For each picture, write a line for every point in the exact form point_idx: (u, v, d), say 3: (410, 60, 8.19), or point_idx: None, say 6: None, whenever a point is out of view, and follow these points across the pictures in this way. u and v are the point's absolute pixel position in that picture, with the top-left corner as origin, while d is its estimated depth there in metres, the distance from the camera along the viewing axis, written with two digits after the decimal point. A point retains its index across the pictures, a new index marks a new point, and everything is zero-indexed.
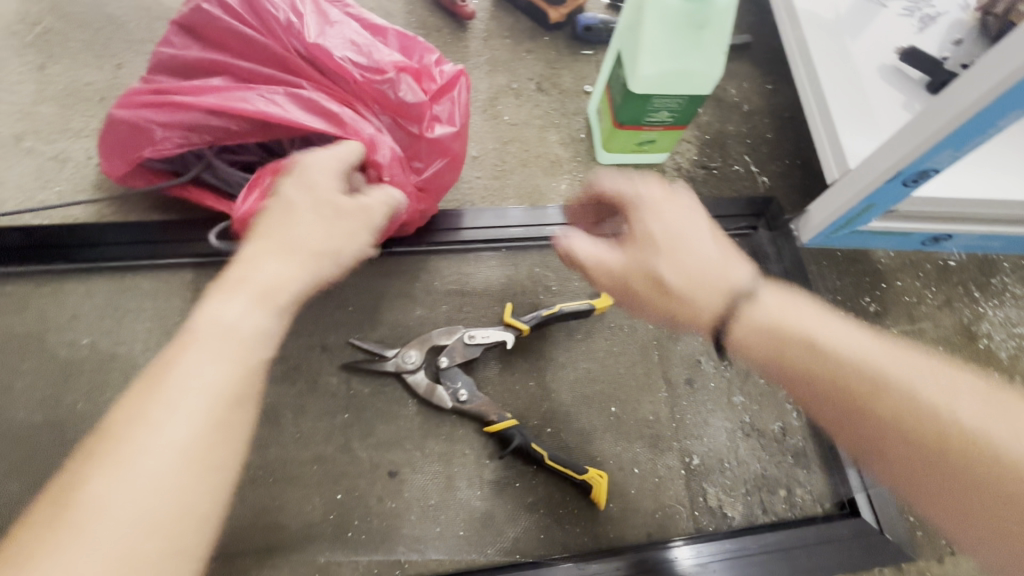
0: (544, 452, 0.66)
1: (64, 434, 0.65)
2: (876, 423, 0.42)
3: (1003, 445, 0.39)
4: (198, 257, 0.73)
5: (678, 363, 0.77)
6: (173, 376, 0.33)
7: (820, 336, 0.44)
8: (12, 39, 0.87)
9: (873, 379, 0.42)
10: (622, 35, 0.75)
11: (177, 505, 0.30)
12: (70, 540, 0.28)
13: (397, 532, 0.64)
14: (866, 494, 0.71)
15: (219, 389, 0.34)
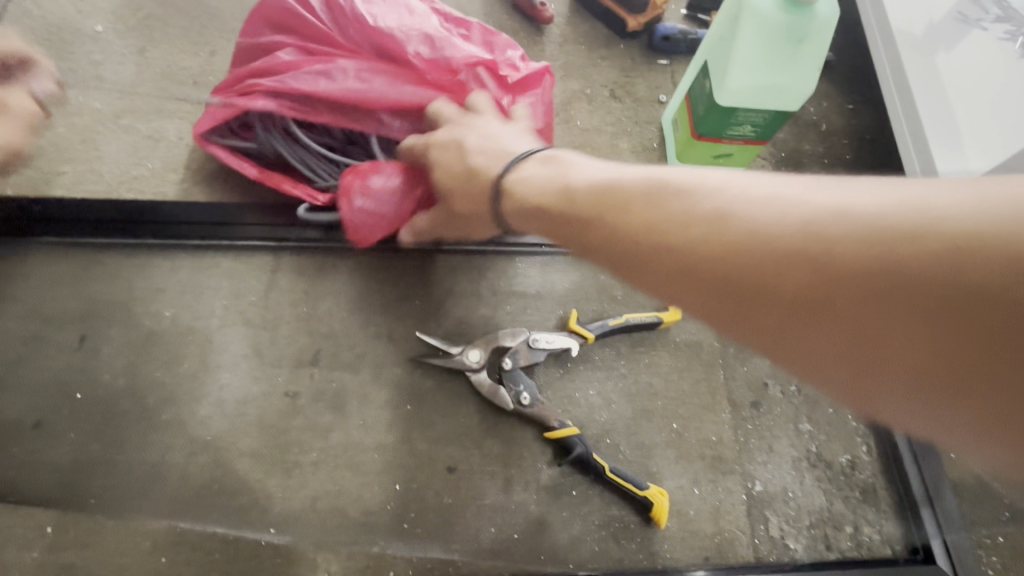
0: (612, 468, 0.65)
1: (142, 401, 0.66)
2: (742, 287, 0.33)
3: (850, 227, 0.30)
4: (272, 241, 0.75)
5: (743, 385, 0.75)
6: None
7: (635, 205, 0.39)
8: (117, 23, 0.91)
9: (697, 230, 0.35)
10: (710, 46, 0.74)
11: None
12: None
13: (452, 528, 0.64)
14: (941, 535, 0.67)
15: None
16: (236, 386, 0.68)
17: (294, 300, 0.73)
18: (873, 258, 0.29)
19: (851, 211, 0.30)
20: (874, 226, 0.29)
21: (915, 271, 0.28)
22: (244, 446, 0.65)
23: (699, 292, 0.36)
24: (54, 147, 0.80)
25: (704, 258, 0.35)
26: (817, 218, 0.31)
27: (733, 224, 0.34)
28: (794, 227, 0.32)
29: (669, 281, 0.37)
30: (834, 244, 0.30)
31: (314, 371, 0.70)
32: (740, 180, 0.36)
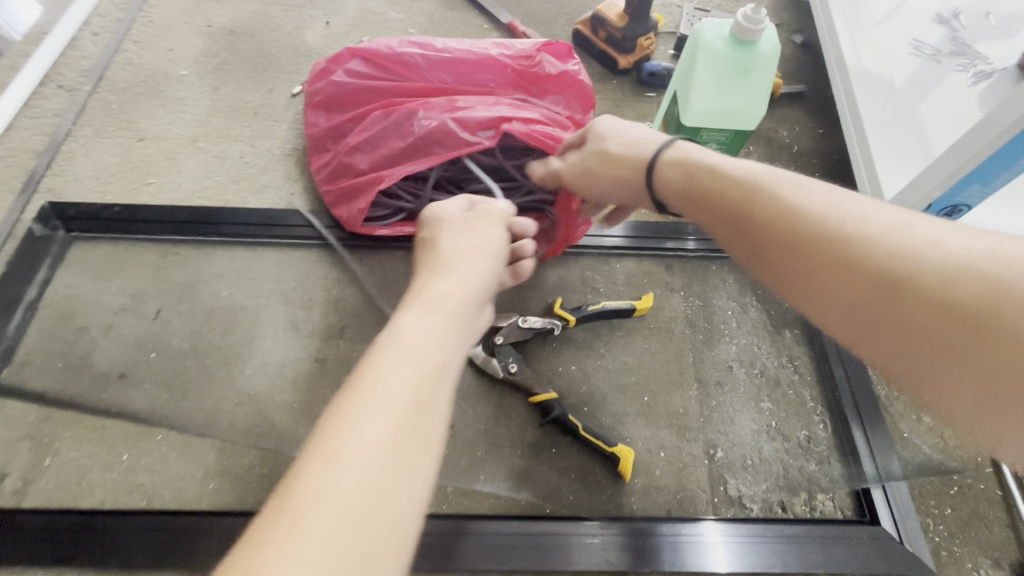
0: (569, 420, 0.76)
1: (202, 361, 0.81)
2: (863, 291, 0.39)
3: (970, 284, 0.35)
4: (328, 241, 0.91)
5: (710, 367, 0.85)
6: (332, 443, 0.33)
7: (791, 209, 0.43)
8: (198, 68, 1.13)
9: (839, 243, 0.40)
10: (677, 78, 0.87)
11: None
12: (323, 478, 0.32)
13: (447, 473, 0.75)
14: (888, 506, 0.74)
15: (346, 515, 0.31)
16: (277, 352, 0.83)
17: (328, 285, 0.88)
18: (968, 311, 0.35)
19: (980, 265, 0.35)
20: (993, 287, 0.34)
21: (985, 329, 0.34)
22: (280, 399, 0.79)
23: (826, 290, 0.41)
24: (145, 163, 1.00)
25: (846, 269, 0.40)
26: (949, 266, 0.36)
27: (877, 247, 0.39)
28: (932, 268, 0.36)
29: (797, 276, 0.43)
30: (954, 291, 0.35)
31: (340, 342, 0.84)
32: (890, 220, 0.40)
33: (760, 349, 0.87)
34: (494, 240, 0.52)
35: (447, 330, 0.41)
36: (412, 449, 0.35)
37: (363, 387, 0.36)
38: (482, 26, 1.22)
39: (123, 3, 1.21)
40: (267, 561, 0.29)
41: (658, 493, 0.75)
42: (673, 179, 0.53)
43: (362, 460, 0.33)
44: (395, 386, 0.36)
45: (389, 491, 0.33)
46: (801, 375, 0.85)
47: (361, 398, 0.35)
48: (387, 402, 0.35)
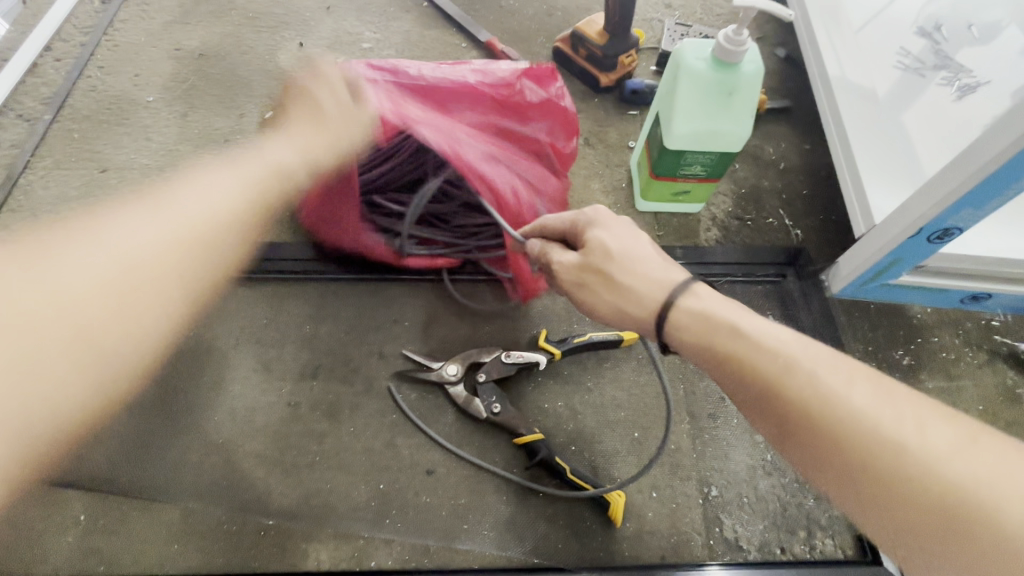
0: (530, 484, 0.72)
1: (165, 409, 0.76)
2: (893, 502, 0.35)
3: (1015, 530, 0.31)
4: (302, 275, 0.87)
5: (703, 399, 0.81)
6: (122, 230, 0.64)
7: (827, 400, 0.38)
8: (166, 93, 1.09)
9: (877, 450, 0.36)
10: (660, 99, 0.85)
11: (81, 393, 0.60)
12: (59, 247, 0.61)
13: (429, 524, 0.71)
14: None
15: (104, 276, 0.60)
16: (245, 396, 0.78)
17: (300, 322, 0.84)
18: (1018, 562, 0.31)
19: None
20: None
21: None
22: (249, 448, 0.74)
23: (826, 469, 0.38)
24: (108, 196, 0.95)
25: (851, 461, 0.37)
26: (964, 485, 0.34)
27: (913, 458, 0.35)
28: (948, 488, 0.34)
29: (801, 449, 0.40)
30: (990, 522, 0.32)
31: (314, 384, 0.79)
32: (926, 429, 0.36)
33: None
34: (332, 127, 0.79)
35: (260, 176, 0.75)
36: (179, 274, 0.66)
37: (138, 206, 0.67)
38: (461, 45, 1.19)
39: (87, 27, 1.17)
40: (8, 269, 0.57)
41: (652, 538, 0.71)
42: (693, 334, 0.46)
43: (135, 243, 0.64)
44: (153, 225, 0.65)
45: (139, 273, 0.62)
46: None
47: (147, 215, 0.66)
48: (193, 209, 0.69)
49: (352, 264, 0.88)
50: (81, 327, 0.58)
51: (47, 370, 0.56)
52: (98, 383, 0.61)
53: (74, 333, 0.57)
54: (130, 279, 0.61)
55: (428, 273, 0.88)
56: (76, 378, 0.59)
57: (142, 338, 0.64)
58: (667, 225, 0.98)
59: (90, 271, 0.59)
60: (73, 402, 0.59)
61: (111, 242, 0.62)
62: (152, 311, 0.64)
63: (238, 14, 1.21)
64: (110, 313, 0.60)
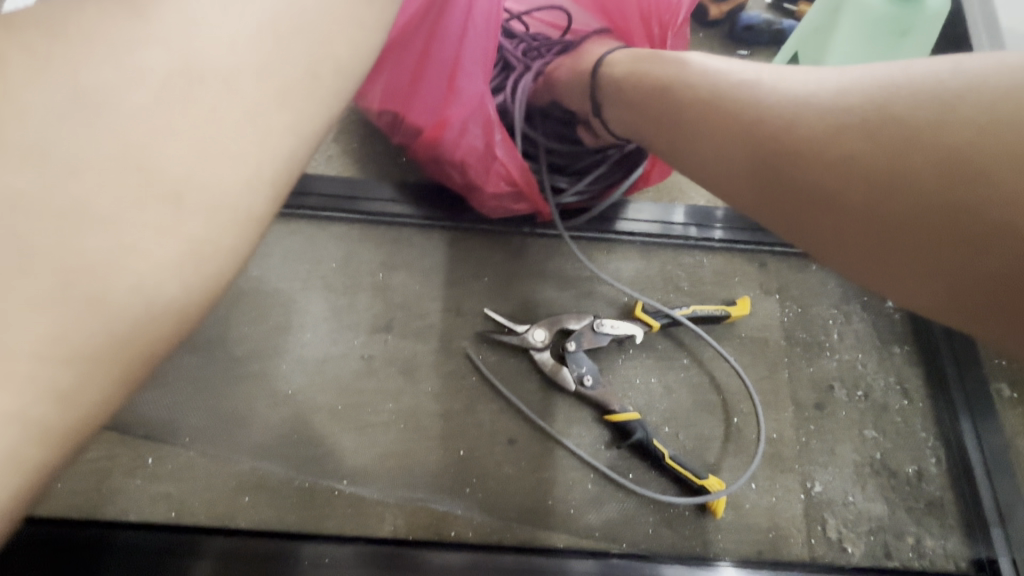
0: (614, 474, 0.66)
1: (232, 352, 0.71)
2: (767, 147, 0.41)
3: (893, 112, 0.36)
4: (370, 216, 0.78)
5: (809, 386, 0.74)
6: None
7: (719, 100, 0.47)
8: None
9: (749, 112, 0.43)
10: (803, 36, 0.71)
11: (238, 191, 0.31)
12: None
13: (511, 497, 0.66)
14: (1011, 551, 0.65)
15: (246, 32, 0.32)
16: (316, 346, 0.72)
17: (372, 269, 0.76)
18: (879, 129, 0.36)
19: (929, 101, 0.35)
20: (938, 100, 0.35)
21: (904, 137, 0.35)
22: (322, 402, 0.69)
23: (728, 156, 0.45)
24: None
25: (747, 126, 0.43)
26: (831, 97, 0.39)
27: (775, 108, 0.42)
28: (822, 106, 0.39)
29: (710, 148, 0.47)
30: (882, 125, 0.36)
31: (387, 337, 0.73)
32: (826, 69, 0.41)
33: (865, 367, 0.76)
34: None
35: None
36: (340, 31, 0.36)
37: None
38: None
39: None
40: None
41: (748, 532, 0.66)
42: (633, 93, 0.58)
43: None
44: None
45: (313, 49, 0.34)
46: (912, 401, 0.74)
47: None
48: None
49: (427, 207, 0.78)
50: (198, 59, 0.31)
51: (162, 214, 0.29)
52: (288, 140, 0.33)
53: (188, 73, 0.31)
54: (270, 59, 0.33)
55: (512, 224, 0.79)
56: (192, 234, 0.30)
57: (324, 83, 0.35)
58: None
59: (235, 24, 0.32)
60: (249, 190, 0.32)
61: (174, 37, 0.31)
62: (339, 86, 0.36)
63: None
64: (244, 165, 0.31)
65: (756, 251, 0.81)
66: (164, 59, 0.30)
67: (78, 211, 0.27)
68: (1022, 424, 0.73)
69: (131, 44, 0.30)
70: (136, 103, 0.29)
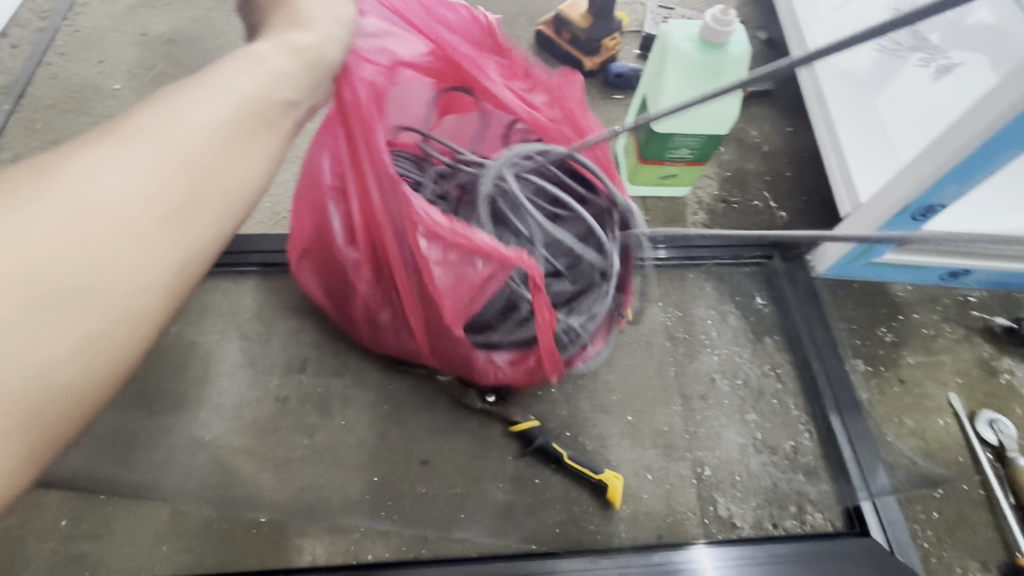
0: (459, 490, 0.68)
1: (150, 408, 0.74)
2: None
3: None
4: (283, 266, 0.84)
5: (693, 380, 0.82)
6: (134, 129, 0.32)
7: None
8: (133, 80, 1.03)
9: None
10: (645, 81, 0.84)
11: (129, 295, 0.30)
12: (129, 132, 0.32)
13: (425, 515, 0.70)
14: (871, 498, 0.73)
15: (146, 164, 0.31)
16: (232, 392, 0.76)
17: (286, 314, 0.81)
18: None
19: None
20: None
21: None
22: (239, 444, 0.72)
23: None
24: None
25: None
26: None
27: None
28: None
29: None
30: None
31: (302, 377, 0.77)
32: None
33: (742, 358, 0.85)
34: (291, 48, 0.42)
35: (261, 81, 0.38)
36: (224, 152, 0.35)
37: (172, 96, 0.35)
38: None
39: (44, 11, 1.10)
40: (93, 145, 0.31)
41: (646, 518, 0.72)
42: None
43: (164, 142, 0.32)
44: (208, 97, 0.35)
45: (198, 183, 0.33)
46: (785, 384, 0.83)
47: (184, 91, 0.35)
48: (198, 117, 0.34)
49: None
50: (89, 196, 0.29)
51: (49, 331, 0.28)
52: (173, 254, 0.32)
53: (85, 211, 0.29)
54: (161, 192, 0.32)
55: None
56: (78, 343, 0.29)
57: (211, 209, 0.34)
58: (656, 209, 0.97)
59: (130, 166, 0.31)
60: (132, 294, 0.30)
61: (68, 183, 0.29)
62: (228, 208, 0.35)
63: None
64: (127, 276, 0.30)
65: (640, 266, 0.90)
66: (56, 208, 0.29)
67: None
68: (877, 394, 0.83)
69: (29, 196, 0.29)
70: (30, 245, 0.27)
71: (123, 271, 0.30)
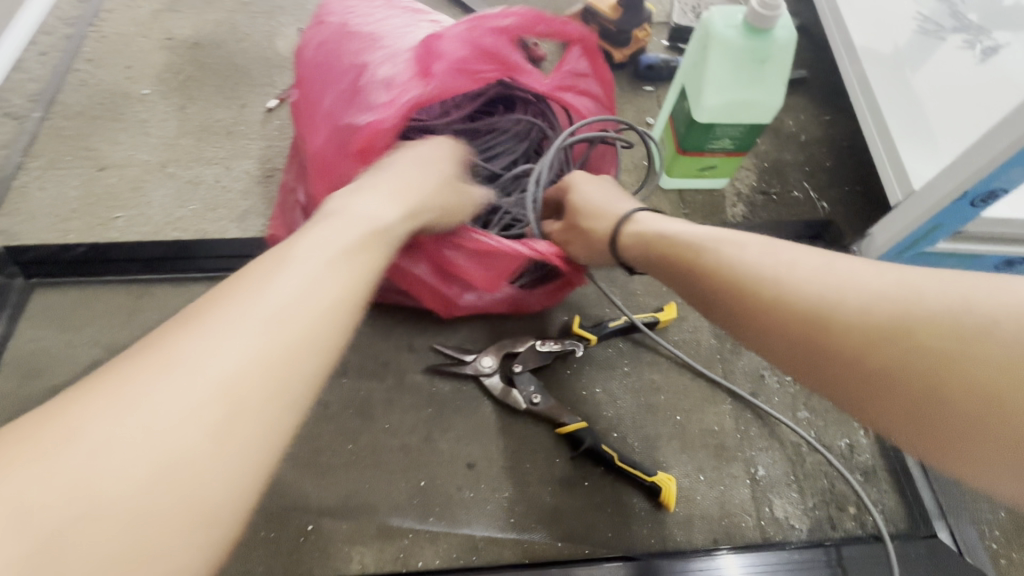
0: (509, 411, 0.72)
1: None
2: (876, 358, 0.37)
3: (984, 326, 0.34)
4: None
5: (741, 377, 0.80)
6: (247, 300, 0.36)
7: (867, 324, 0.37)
8: (161, 84, 1.03)
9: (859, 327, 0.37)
10: (686, 71, 0.82)
11: (243, 472, 0.32)
12: (237, 315, 0.35)
13: (475, 519, 0.69)
14: (931, 491, 0.72)
15: (260, 349, 0.34)
16: None
17: None
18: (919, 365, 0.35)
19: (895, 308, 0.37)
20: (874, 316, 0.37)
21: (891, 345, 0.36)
22: (282, 451, 0.71)
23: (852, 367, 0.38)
24: (109, 195, 0.91)
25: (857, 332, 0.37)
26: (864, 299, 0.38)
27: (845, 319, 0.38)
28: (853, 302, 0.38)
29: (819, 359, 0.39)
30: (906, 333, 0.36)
31: (342, 381, 0.76)
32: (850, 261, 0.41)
33: None
34: (410, 204, 0.53)
35: (371, 245, 0.46)
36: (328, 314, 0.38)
37: (283, 256, 0.40)
38: None
39: (71, 19, 1.10)
40: (203, 337, 0.33)
41: (700, 521, 0.70)
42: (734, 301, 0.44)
43: (275, 314, 0.36)
44: (324, 264, 0.41)
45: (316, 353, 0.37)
46: None
47: (278, 265, 0.39)
48: (297, 284, 0.38)
49: None
50: (230, 384, 0.32)
51: (180, 524, 0.29)
52: (282, 432, 0.34)
53: (218, 401, 0.32)
54: (291, 366, 0.35)
55: None
56: (203, 521, 0.30)
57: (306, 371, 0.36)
58: (693, 202, 0.95)
59: (249, 346, 0.34)
60: (249, 463, 0.32)
61: (203, 364, 0.32)
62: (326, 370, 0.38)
63: None
64: (243, 455, 0.32)
65: None
66: (199, 394, 0.32)
67: (123, 518, 0.28)
68: None
69: (169, 382, 0.31)
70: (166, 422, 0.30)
71: (243, 445, 0.32)
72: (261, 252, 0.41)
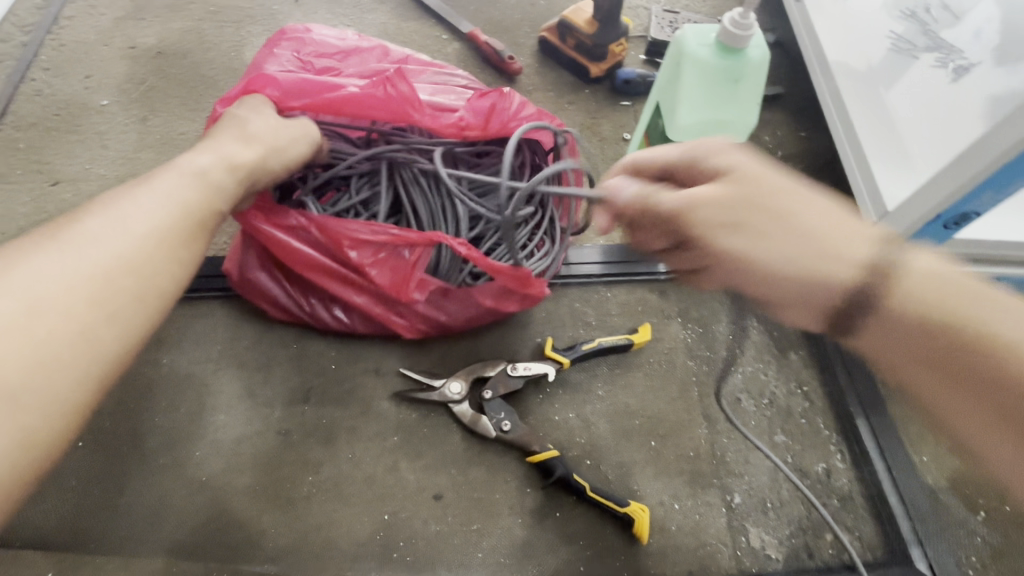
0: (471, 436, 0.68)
1: (143, 445, 0.69)
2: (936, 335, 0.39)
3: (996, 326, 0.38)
4: None
5: (718, 401, 0.78)
6: (72, 229, 0.41)
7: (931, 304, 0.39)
8: (121, 95, 0.99)
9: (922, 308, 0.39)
10: (659, 88, 0.80)
11: (79, 371, 0.37)
12: (66, 246, 0.40)
13: (442, 554, 0.66)
14: (911, 521, 0.70)
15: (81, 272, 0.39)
16: (231, 427, 0.71)
17: (286, 340, 0.77)
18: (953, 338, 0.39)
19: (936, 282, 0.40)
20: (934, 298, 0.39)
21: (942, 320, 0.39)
22: (239, 484, 0.68)
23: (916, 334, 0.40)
24: (63, 211, 0.87)
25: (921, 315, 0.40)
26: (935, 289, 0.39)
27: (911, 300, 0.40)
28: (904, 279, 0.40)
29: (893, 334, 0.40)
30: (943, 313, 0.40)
31: (305, 408, 0.73)
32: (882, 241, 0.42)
33: (767, 376, 0.81)
34: (257, 147, 0.57)
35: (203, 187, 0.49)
36: (165, 244, 0.44)
37: (116, 196, 0.44)
38: (441, 37, 1.11)
39: (28, 26, 1.06)
40: (32, 258, 0.38)
41: (675, 552, 0.68)
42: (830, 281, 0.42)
43: (101, 243, 0.41)
44: (153, 203, 0.45)
45: (141, 278, 0.42)
46: (813, 402, 0.79)
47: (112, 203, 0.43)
48: (137, 215, 0.43)
49: None
50: (38, 296, 0.37)
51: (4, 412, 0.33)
52: (115, 338, 0.39)
53: (29, 310, 0.36)
54: (115, 288, 0.40)
55: None
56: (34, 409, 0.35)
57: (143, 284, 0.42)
58: None
59: (72, 273, 0.39)
60: (83, 364, 0.37)
61: (17, 287, 0.36)
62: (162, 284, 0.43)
63: (199, 7, 1.10)
64: (73, 350, 0.37)
65: (657, 281, 0.86)
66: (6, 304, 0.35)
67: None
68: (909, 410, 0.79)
69: None
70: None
71: (76, 345, 0.37)
72: (94, 198, 0.44)
